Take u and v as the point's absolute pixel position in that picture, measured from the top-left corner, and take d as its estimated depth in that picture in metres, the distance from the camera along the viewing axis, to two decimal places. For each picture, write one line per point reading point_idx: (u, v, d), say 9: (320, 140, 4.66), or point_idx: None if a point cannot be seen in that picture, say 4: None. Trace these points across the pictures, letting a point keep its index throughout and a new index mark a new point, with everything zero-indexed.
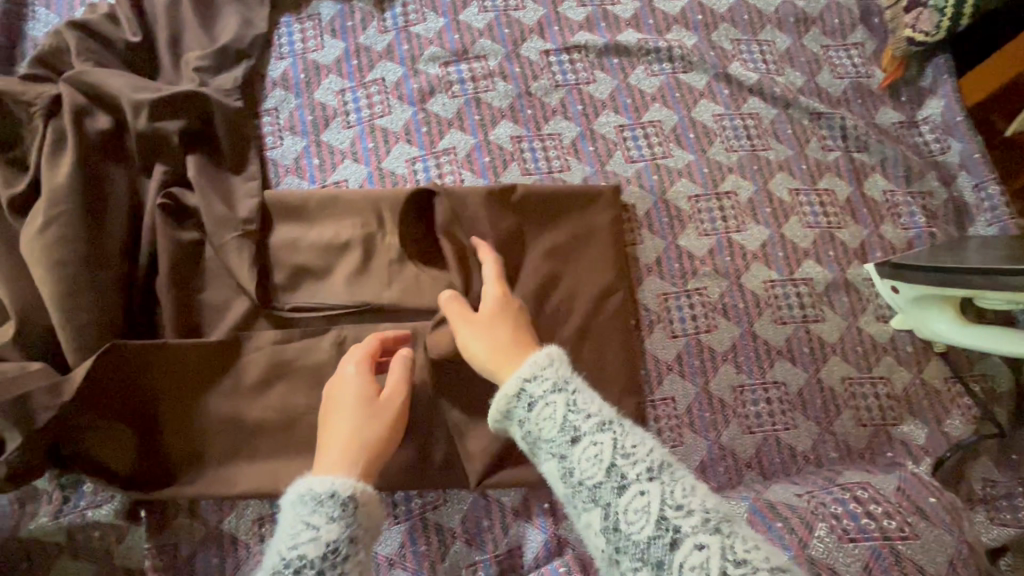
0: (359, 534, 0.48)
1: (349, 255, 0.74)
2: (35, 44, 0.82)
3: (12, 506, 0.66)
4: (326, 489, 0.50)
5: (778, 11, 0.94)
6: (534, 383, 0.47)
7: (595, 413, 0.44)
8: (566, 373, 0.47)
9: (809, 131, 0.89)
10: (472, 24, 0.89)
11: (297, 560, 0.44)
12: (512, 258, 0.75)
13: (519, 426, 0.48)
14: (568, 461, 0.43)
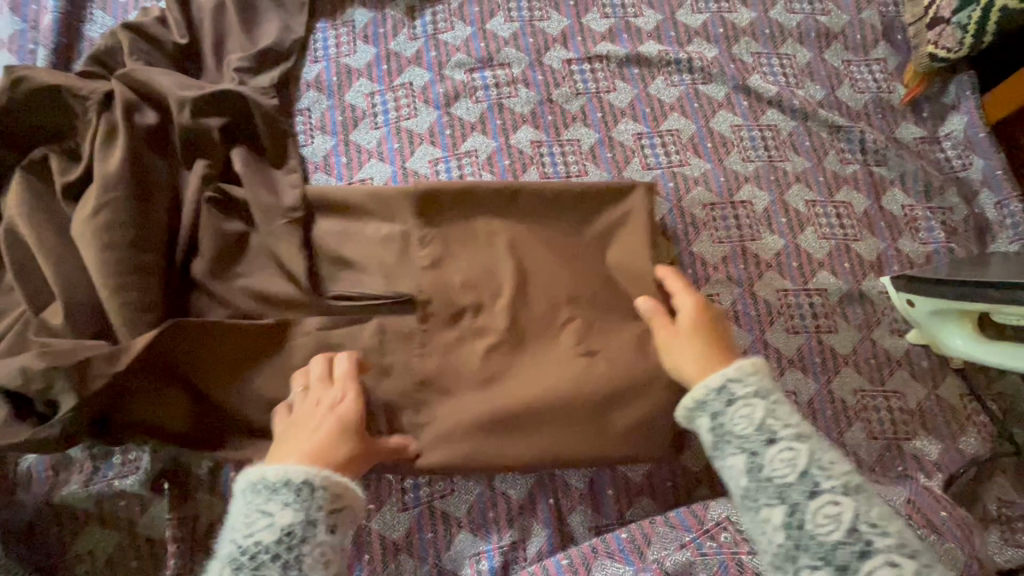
0: (314, 515, 0.51)
1: (389, 248, 0.76)
2: (91, 45, 0.88)
3: (48, 472, 0.71)
4: (279, 478, 0.52)
5: (799, 25, 0.95)
6: (738, 384, 0.54)
7: (792, 425, 0.52)
8: (768, 383, 0.54)
9: (827, 144, 0.90)
10: (498, 33, 0.92)
11: (253, 546, 0.49)
12: (546, 256, 0.74)
13: (709, 417, 0.55)
14: (758, 457, 0.51)
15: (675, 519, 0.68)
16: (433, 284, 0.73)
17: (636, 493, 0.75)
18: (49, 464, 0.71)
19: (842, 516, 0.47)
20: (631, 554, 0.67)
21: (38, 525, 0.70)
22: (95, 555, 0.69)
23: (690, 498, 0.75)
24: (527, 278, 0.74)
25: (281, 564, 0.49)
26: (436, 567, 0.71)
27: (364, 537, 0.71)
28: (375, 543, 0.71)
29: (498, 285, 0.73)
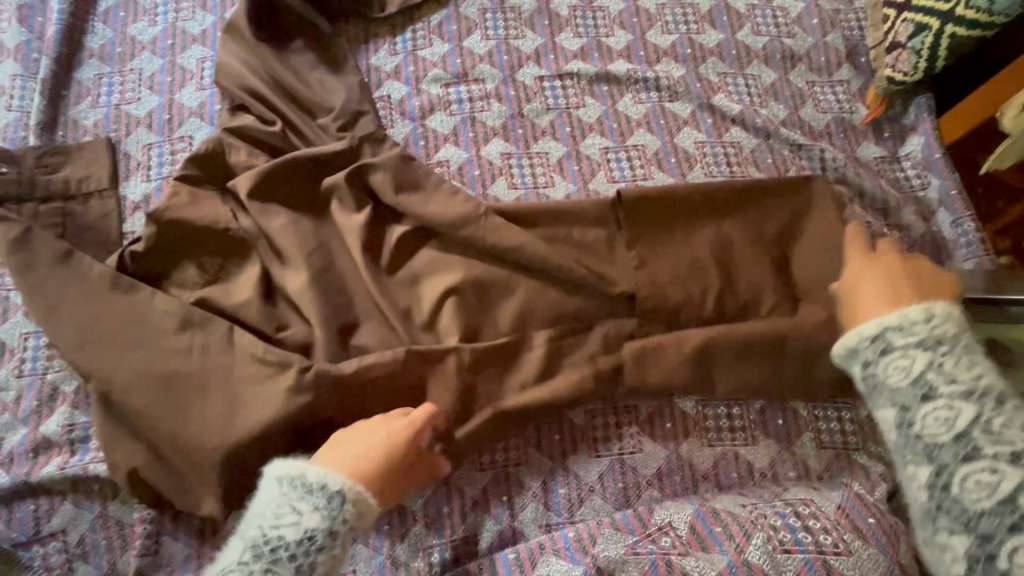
0: (338, 528, 0.56)
1: (591, 237, 0.87)
2: (92, 56, 0.93)
3: (28, 453, 0.75)
4: (317, 480, 0.57)
5: (765, 47, 0.99)
6: (896, 335, 0.57)
7: (962, 383, 0.52)
8: (937, 337, 0.56)
9: (789, 161, 0.93)
10: (474, 50, 0.97)
11: (276, 539, 0.54)
12: (711, 244, 0.86)
13: (863, 365, 0.59)
14: (911, 410, 0.54)
15: (619, 521, 0.70)
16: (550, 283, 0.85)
17: (588, 495, 0.77)
18: (28, 447, 0.75)
19: (995, 482, 0.48)
20: (575, 552, 0.68)
21: (15, 503, 0.73)
22: (67, 534, 0.72)
23: (640, 501, 0.77)
24: (727, 271, 0.85)
25: (295, 566, 0.53)
26: (389, 558, 0.73)
27: None
28: None
29: (704, 275, 0.85)
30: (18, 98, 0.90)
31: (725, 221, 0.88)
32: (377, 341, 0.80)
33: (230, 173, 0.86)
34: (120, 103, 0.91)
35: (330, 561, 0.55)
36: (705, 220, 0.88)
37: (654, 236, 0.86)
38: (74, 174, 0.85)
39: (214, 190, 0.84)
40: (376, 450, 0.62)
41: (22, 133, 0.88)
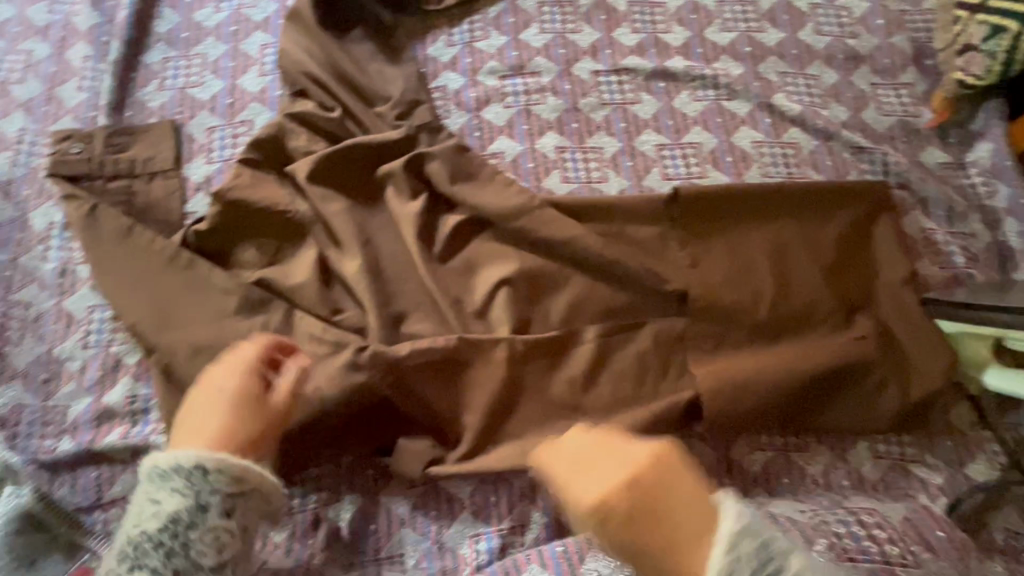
0: (201, 503, 0.58)
1: (638, 237, 0.86)
2: (159, 40, 0.96)
3: (93, 421, 0.78)
4: (169, 463, 0.59)
5: (828, 47, 0.97)
6: (738, 569, 0.51)
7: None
8: (773, 566, 0.51)
9: (848, 164, 0.91)
10: (531, 43, 0.97)
11: (138, 536, 0.57)
12: (762, 249, 0.85)
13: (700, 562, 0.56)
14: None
15: None
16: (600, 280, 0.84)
17: None
18: (92, 416, 0.78)
19: None
20: None
21: (78, 470, 0.76)
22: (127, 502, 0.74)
23: None
24: (781, 275, 0.84)
25: (163, 553, 0.56)
26: (437, 543, 0.74)
27: (372, 507, 0.75)
28: (382, 515, 0.75)
29: (756, 278, 0.83)
30: (88, 79, 0.93)
31: (778, 224, 0.86)
32: (430, 328, 0.81)
33: (287, 157, 0.86)
34: (185, 86, 0.94)
35: (218, 534, 0.58)
36: (758, 222, 0.86)
37: (709, 238, 0.85)
38: (140, 154, 0.87)
39: (273, 174, 0.86)
40: (223, 405, 0.64)
41: (92, 113, 0.91)
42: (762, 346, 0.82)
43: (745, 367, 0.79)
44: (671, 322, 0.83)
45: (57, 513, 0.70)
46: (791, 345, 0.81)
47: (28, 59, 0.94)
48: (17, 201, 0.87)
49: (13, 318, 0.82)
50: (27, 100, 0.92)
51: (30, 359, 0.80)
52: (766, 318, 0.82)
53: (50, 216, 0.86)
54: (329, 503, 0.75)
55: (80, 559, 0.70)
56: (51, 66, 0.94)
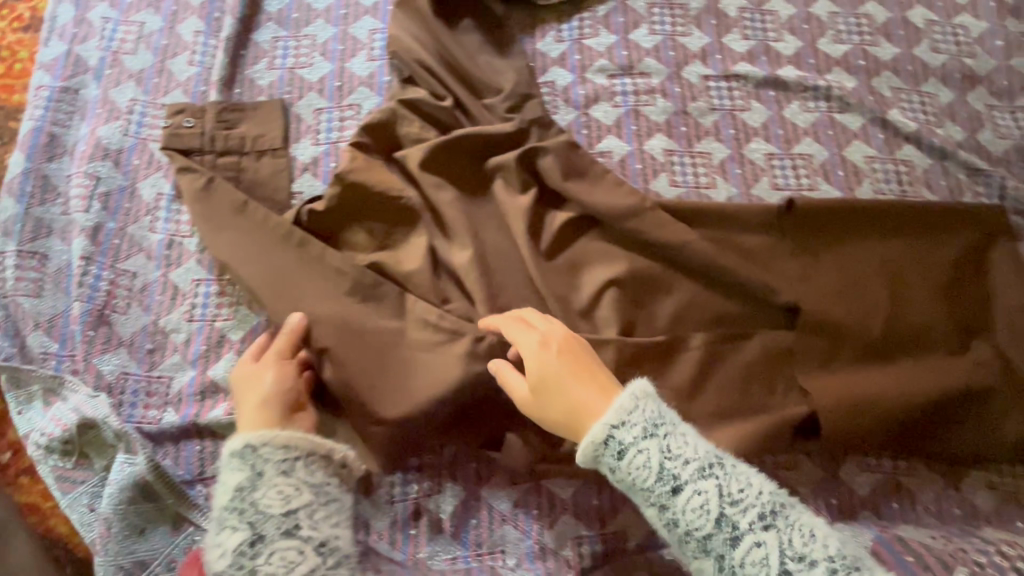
0: (261, 464, 0.61)
1: (747, 244, 0.84)
2: (269, 20, 0.96)
3: (197, 395, 0.77)
4: (229, 447, 0.63)
5: (944, 66, 0.95)
6: (623, 432, 0.59)
7: (689, 461, 0.58)
8: (658, 423, 0.59)
9: (963, 185, 0.89)
10: (641, 44, 0.96)
11: (218, 510, 0.60)
12: (877, 267, 0.82)
13: (612, 469, 0.60)
14: (671, 507, 0.57)
15: None
16: (702, 287, 0.82)
17: None
18: (197, 389, 0.78)
19: (759, 550, 0.54)
20: None
21: (181, 442, 0.75)
22: None
23: None
24: (897, 297, 0.81)
25: (237, 513, 0.59)
26: (538, 543, 0.73)
27: (473, 501, 0.74)
28: (483, 510, 0.74)
29: (870, 297, 0.81)
30: (199, 54, 0.93)
31: (893, 241, 0.84)
32: None
33: (398, 143, 0.86)
34: (294, 66, 0.94)
35: (281, 488, 0.60)
36: (873, 239, 0.84)
37: (821, 252, 0.83)
38: (250, 131, 0.87)
39: (382, 159, 0.85)
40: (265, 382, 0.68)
41: (203, 88, 0.91)
42: (873, 365, 0.80)
43: (857, 386, 0.77)
44: (779, 334, 0.81)
45: (166, 482, 0.70)
46: (904, 367, 0.79)
47: (140, 30, 0.95)
48: (126, 170, 0.87)
49: (120, 287, 0.82)
50: (138, 71, 0.92)
51: (136, 328, 0.80)
52: (880, 337, 0.80)
53: (159, 186, 0.86)
54: (429, 493, 0.74)
55: (185, 533, 0.70)
56: (162, 38, 0.94)
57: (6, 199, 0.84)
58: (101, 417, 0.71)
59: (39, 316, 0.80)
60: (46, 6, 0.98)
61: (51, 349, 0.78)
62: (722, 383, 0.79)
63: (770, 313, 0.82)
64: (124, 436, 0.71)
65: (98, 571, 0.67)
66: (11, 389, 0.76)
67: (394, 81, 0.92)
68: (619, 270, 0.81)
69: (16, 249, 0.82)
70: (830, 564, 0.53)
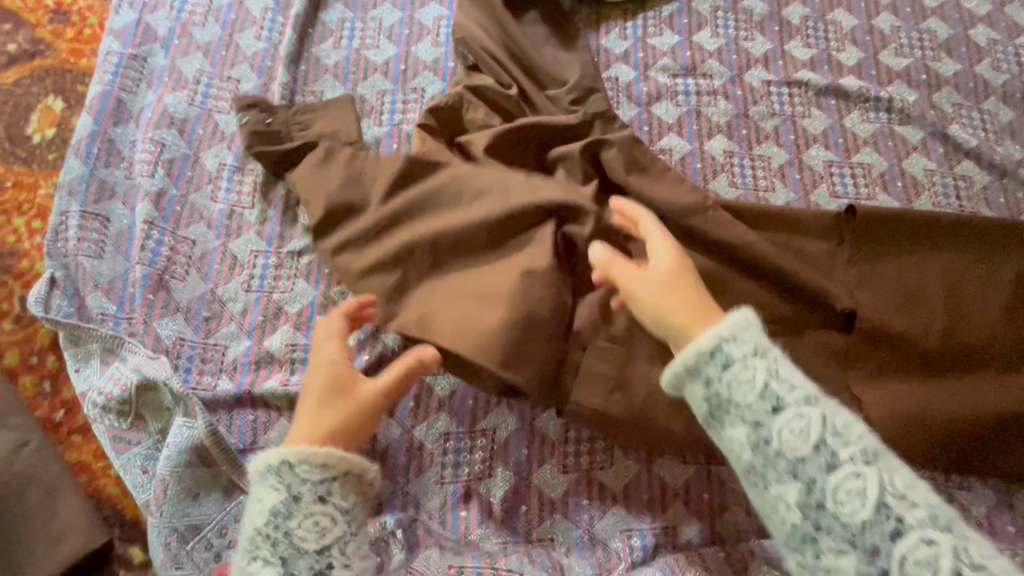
0: (296, 490, 0.56)
1: (805, 250, 0.84)
2: (337, 0, 0.97)
3: (252, 364, 0.77)
4: (264, 466, 0.58)
5: (1005, 85, 0.95)
6: (734, 347, 0.55)
7: (797, 389, 0.54)
8: (766, 346, 0.55)
9: (1023, 204, 0.88)
10: (705, 45, 0.96)
11: (253, 532, 0.57)
12: (935, 280, 0.82)
13: (705, 383, 0.55)
14: (767, 426, 0.53)
15: None
16: (760, 288, 0.82)
17: None
18: (252, 359, 0.77)
19: (860, 487, 0.49)
20: None
21: (235, 411, 0.75)
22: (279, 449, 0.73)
23: None
24: (954, 311, 0.80)
25: (272, 542, 0.55)
26: (588, 534, 0.72)
27: (524, 488, 0.74)
28: (533, 498, 0.74)
29: (927, 309, 0.80)
30: (267, 30, 0.94)
31: (953, 255, 0.83)
32: None
33: (462, 128, 0.87)
34: (361, 48, 0.94)
35: (316, 519, 0.56)
36: (933, 252, 0.83)
37: (878, 260, 0.83)
38: (326, 127, 0.84)
39: (445, 143, 0.86)
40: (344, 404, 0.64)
41: (269, 64, 0.92)
42: (928, 376, 0.79)
43: (911, 398, 0.77)
44: (832, 337, 0.81)
45: (222, 448, 0.70)
46: (958, 381, 0.78)
47: (209, 3, 0.96)
48: (190, 139, 0.88)
49: (179, 254, 0.82)
50: (206, 43, 0.93)
51: (193, 295, 0.80)
52: (935, 348, 0.79)
53: (222, 156, 0.87)
54: (480, 477, 0.74)
55: (236, 500, 0.70)
56: (231, 13, 0.95)
57: (72, 160, 0.85)
58: (161, 379, 0.72)
59: (98, 278, 0.80)
60: None
61: (109, 311, 0.78)
62: None
63: (827, 318, 0.81)
64: (183, 399, 0.72)
65: (151, 532, 0.67)
66: (69, 347, 0.76)
67: (458, 68, 0.93)
68: None
69: (80, 209, 0.83)
70: (931, 512, 0.49)
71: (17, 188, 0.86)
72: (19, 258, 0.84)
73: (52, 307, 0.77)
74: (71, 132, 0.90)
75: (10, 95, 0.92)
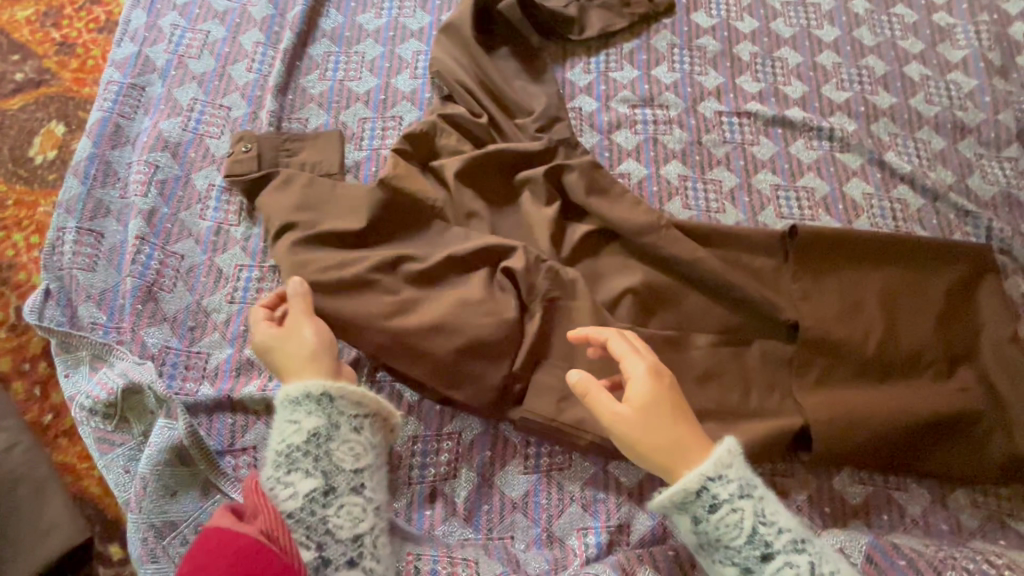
0: (337, 419, 0.62)
1: (752, 266, 0.90)
2: (325, 36, 1.05)
3: (233, 370, 0.82)
4: (301, 392, 0.62)
5: (936, 116, 1.04)
6: (718, 486, 0.58)
7: (782, 529, 0.57)
8: (751, 482, 0.59)
9: (954, 225, 0.96)
10: (662, 79, 1.05)
11: (287, 448, 0.61)
12: (876, 294, 0.87)
13: (693, 518, 0.59)
14: (756, 572, 0.57)
15: None
16: (711, 300, 0.88)
17: None
18: (233, 365, 0.82)
19: None
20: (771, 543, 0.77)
21: (215, 414, 0.80)
22: (257, 451, 0.78)
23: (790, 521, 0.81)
24: (892, 323, 0.86)
25: (311, 459, 0.60)
26: (546, 532, 0.77)
27: (486, 488, 0.79)
28: (495, 497, 0.78)
29: (868, 320, 0.86)
30: (258, 63, 1.02)
31: (892, 270, 0.89)
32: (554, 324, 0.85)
33: (435, 152, 0.93)
34: (344, 79, 1.02)
35: (352, 445, 0.62)
36: (872, 268, 0.89)
37: (823, 276, 0.88)
38: (308, 157, 0.92)
39: (418, 166, 0.92)
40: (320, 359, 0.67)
41: (259, 93, 1.00)
42: (866, 384, 0.84)
43: (850, 403, 0.82)
44: (778, 345, 0.87)
45: (201, 449, 0.75)
46: (893, 388, 0.84)
47: (205, 38, 1.04)
48: (183, 162, 0.94)
49: (168, 267, 0.87)
50: (201, 74, 1.01)
51: (179, 306, 0.85)
52: (875, 356, 0.84)
53: (212, 178, 0.94)
54: (446, 477, 0.79)
55: (213, 499, 0.75)
56: (225, 47, 1.03)
57: (71, 180, 0.91)
58: (146, 382, 0.77)
59: (91, 289, 0.85)
60: (121, 11, 1.07)
61: (99, 320, 0.83)
62: (725, 393, 0.83)
63: (772, 329, 0.88)
64: (165, 402, 0.77)
65: (129, 528, 0.71)
66: (60, 353, 0.81)
67: (434, 98, 1.01)
68: (634, 280, 0.87)
69: (76, 225, 0.88)
70: None
71: (18, 206, 0.92)
72: (16, 271, 0.89)
73: (45, 315, 0.82)
74: (71, 155, 0.97)
75: (16, 120, 0.99)
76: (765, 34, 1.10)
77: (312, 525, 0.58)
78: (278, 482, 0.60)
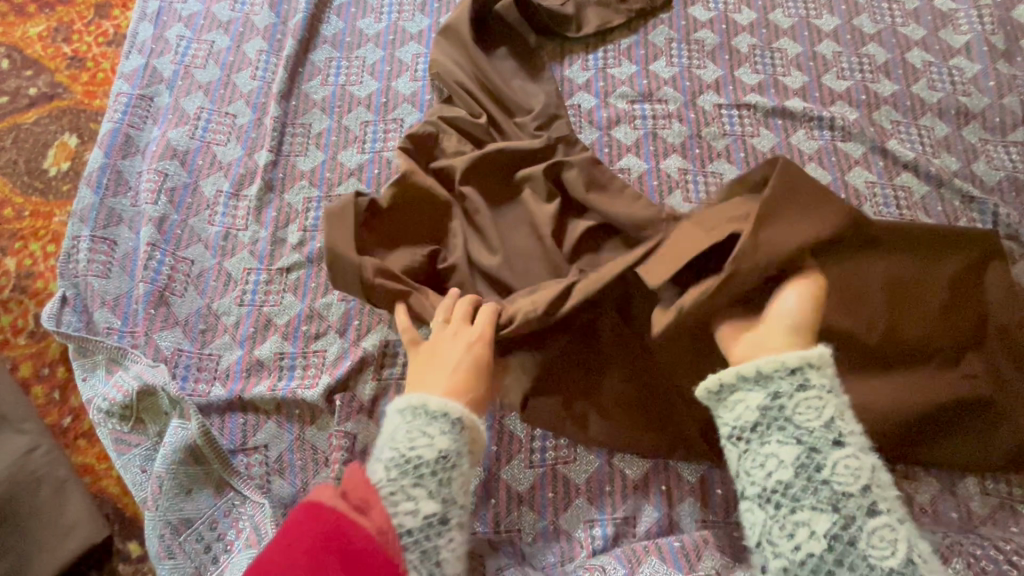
0: (464, 449, 0.59)
1: None
2: (326, 42, 1.07)
3: (245, 371, 0.84)
4: (440, 408, 0.59)
5: (940, 102, 1.03)
6: (814, 372, 0.57)
7: (856, 431, 0.56)
8: (837, 387, 0.58)
9: (959, 211, 0.95)
10: (660, 73, 1.05)
11: (415, 458, 0.56)
12: (885, 286, 0.83)
13: (773, 392, 0.57)
14: (822, 454, 0.54)
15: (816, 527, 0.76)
16: None
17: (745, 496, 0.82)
18: (243, 366, 0.84)
19: (895, 538, 0.51)
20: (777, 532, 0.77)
21: (227, 414, 0.82)
22: (269, 449, 0.80)
23: None
24: (899, 314, 0.83)
25: (437, 480, 0.56)
26: (553, 524, 0.78)
27: (493, 482, 0.80)
28: (501, 491, 0.79)
29: (874, 312, 0.83)
30: (262, 70, 1.04)
31: (902, 259, 0.85)
32: None
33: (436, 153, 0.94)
34: (346, 84, 1.04)
35: (467, 479, 0.59)
36: (884, 258, 0.84)
37: (833, 268, 0.83)
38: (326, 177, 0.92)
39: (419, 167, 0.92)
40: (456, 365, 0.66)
41: (263, 99, 1.02)
42: (870, 376, 0.83)
43: (851, 396, 0.82)
44: None
45: (214, 449, 0.77)
46: (898, 378, 0.83)
47: (210, 48, 1.06)
48: (191, 169, 0.97)
49: (179, 272, 0.90)
50: (206, 83, 1.03)
51: (191, 310, 0.87)
52: (879, 347, 0.83)
53: (220, 184, 0.96)
54: None
55: (226, 497, 0.77)
56: (229, 56, 1.05)
57: (84, 190, 0.94)
58: (159, 384, 0.79)
59: (105, 295, 0.88)
60: (128, 24, 1.10)
61: (115, 325, 0.86)
62: None
63: None
64: (178, 403, 0.79)
65: (147, 525, 0.74)
66: (77, 358, 0.84)
67: (435, 100, 1.02)
68: None
69: (90, 234, 0.91)
70: None
71: (34, 217, 0.95)
72: (34, 279, 0.92)
73: (62, 321, 0.85)
74: (83, 166, 1.00)
75: (30, 133, 1.02)
76: (763, 25, 1.10)
77: (426, 551, 0.53)
78: (399, 490, 0.55)
